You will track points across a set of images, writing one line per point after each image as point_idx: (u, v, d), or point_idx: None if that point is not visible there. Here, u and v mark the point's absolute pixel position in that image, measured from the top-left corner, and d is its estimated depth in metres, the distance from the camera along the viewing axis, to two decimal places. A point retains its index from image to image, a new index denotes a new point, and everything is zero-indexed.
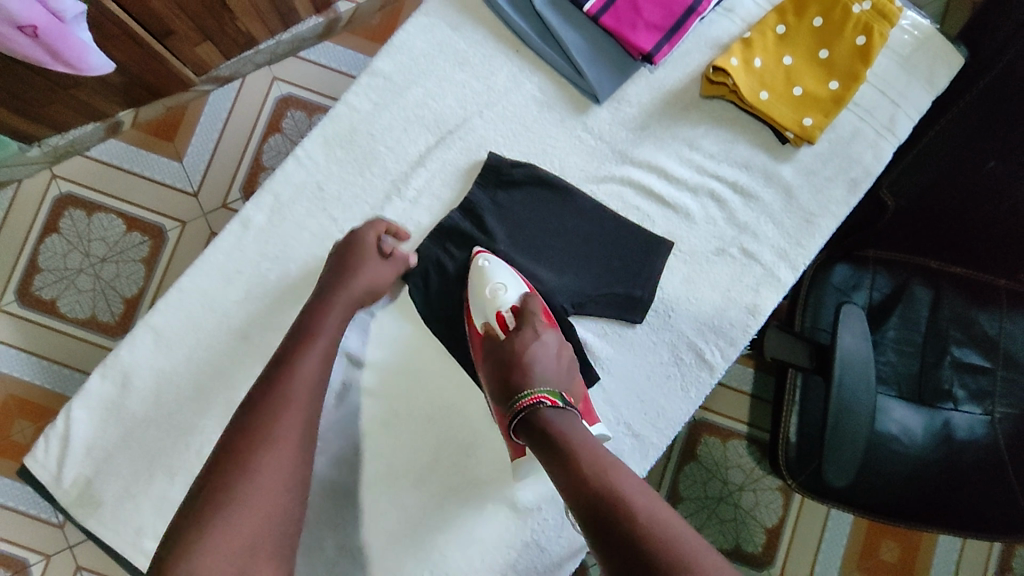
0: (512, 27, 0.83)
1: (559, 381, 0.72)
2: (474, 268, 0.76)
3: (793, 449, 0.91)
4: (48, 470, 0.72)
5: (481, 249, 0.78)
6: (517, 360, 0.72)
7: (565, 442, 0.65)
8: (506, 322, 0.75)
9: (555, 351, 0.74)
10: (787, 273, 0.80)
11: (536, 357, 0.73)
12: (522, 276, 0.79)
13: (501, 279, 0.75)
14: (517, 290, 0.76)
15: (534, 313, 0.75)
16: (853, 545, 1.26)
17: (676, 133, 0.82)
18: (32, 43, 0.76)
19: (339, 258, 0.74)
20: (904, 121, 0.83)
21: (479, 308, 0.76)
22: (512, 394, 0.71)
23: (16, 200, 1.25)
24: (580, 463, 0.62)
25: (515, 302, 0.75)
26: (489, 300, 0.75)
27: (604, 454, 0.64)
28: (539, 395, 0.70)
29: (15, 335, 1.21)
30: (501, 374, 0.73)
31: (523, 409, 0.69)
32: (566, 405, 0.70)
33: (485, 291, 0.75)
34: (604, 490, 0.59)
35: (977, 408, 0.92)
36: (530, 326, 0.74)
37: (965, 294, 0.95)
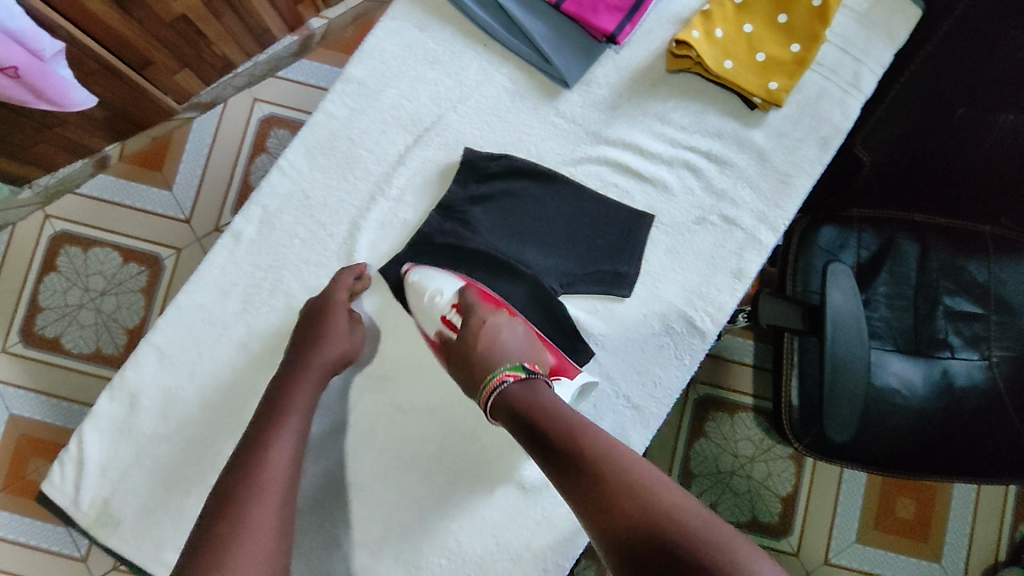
0: (478, 23, 0.85)
1: (521, 355, 0.74)
2: (408, 286, 0.78)
3: (796, 412, 0.92)
4: (66, 495, 0.74)
5: (409, 266, 0.80)
6: (473, 348, 0.74)
7: (534, 414, 0.68)
8: (454, 321, 0.77)
9: (507, 328, 0.76)
10: (768, 235, 0.81)
11: (490, 338, 0.75)
12: (455, 274, 0.80)
13: (435, 284, 0.78)
14: (452, 289, 0.78)
15: (473, 303, 0.77)
16: (869, 505, 1.27)
17: (647, 110, 0.84)
18: (14, 83, 0.78)
19: (310, 320, 0.75)
20: (869, 77, 0.85)
21: (427, 319, 0.78)
22: (479, 381, 0.73)
23: (12, 242, 1.27)
24: (551, 431, 0.66)
25: (453, 299, 0.78)
26: (429, 309, 0.77)
27: (570, 420, 0.67)
28: (501, 375, 0.72)
29: (22, 375, 1.23)
30: (465, 364, 0.74)
31: (493, 391, 0.71)
32: (530, 376, 0.72)
33: (423, 300, 0.78)
34: (580, 457, 0.63)
35: (973, 354, 0.94)
36: (474, 314, 0.76)
37: (951, 244, 0.96)
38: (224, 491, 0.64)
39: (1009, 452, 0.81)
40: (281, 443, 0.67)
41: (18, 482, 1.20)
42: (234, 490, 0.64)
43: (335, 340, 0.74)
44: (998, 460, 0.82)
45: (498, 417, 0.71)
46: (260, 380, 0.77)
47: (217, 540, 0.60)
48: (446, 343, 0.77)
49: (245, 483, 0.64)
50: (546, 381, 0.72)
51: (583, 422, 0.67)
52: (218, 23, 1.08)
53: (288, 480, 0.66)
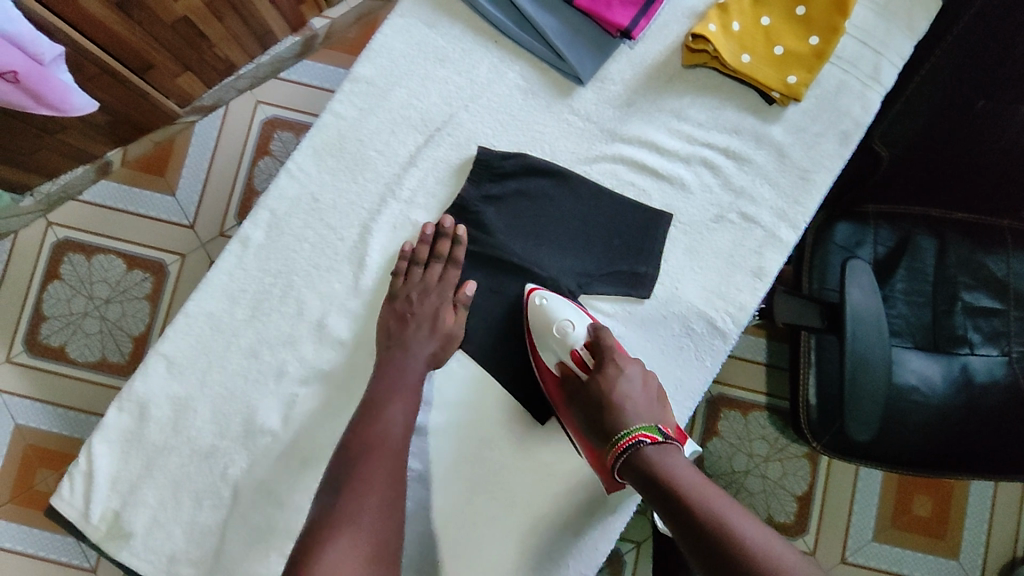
0: (488, 20, 0.83)
1: (653, 416, 0.71)
2: (532, 308, 0.76)
3: (814, 412, 0.90)
4: (75, 508, 0.72)
5: (535, 286, 0.77)
6: (605, 398, 0.72)
7: (675, 486, 0.65)
8: (584, 360, 0.75)
9: (642, 383, 0.73)
10: (788, 233, 0.80)
11: (623, 392, 0.72)
12: (579, 305, 0.78)
13: (566, 314, 0.75)
14: (582, 324, 0.76)
15: (609, 345, 0.75)
16: (886, 503, 1.25)
17: (662, 106, 0.82)
18: (14, 88, 0.76)
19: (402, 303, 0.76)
20: (889, 69, 0.83)
21: (548, 349, 0.76)
22: (608, 435, 0.71)
23: (14, 250, 1.25)
24: (694, 508, 0.63)
25: (584, 337, 0.76)
26: (558, 340, 0.75)
27: (715, 500, 0.64)
28: (636, 434, 0.69)
29: (28, 385, 1.22)
30: (592, 414, 0.73)
31: (624, 450, 0.69)
32: (664, 440, 0.69)
33: (552, 330, 0.75)
34: (729, 541, 0.60)
35: (994, 350, 0.92)
36: (611, 362, 0.74)
37: (970, 239, 0.94)
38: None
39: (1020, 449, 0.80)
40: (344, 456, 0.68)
41: (26, 493, 1.19)
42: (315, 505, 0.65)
43: (442, 325, 0.76)
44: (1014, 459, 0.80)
45: (629, 481, 0.68)
46: (271, 389, 0.75)
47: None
48: (570, 379, 0.76)
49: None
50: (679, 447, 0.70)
51: (729, 505, 0.64)
52: (220, 24, 1.06)
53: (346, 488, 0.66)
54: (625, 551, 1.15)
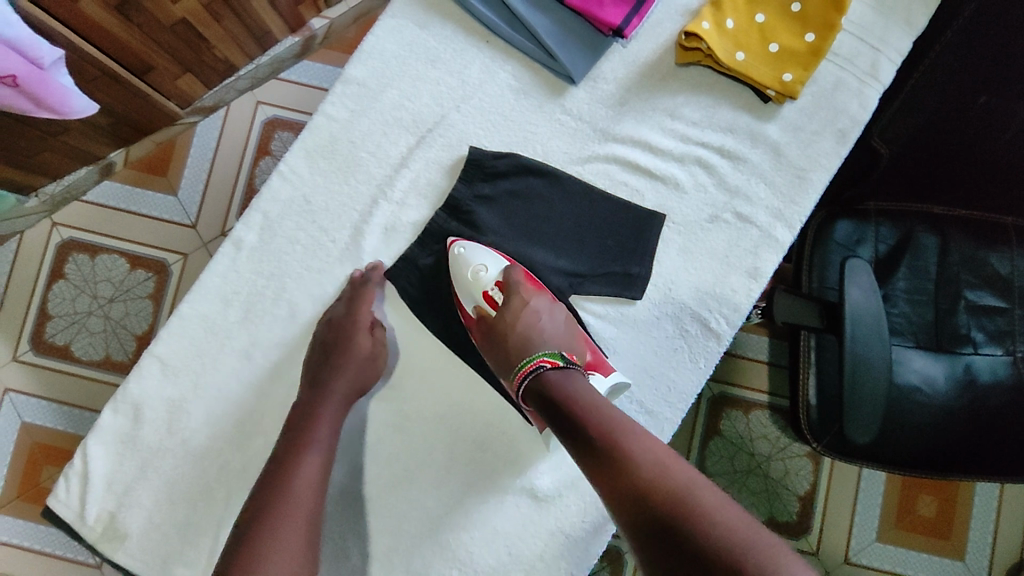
0: (480, 20, 0.82)
1: (559, 343, 0.73)
2: (450, 258, 0.77)
3: (814, 412, 0.89)
4: (72, 509, 0.73)
5: (457, 237, 0.78)
6: (513, 329, 0.73)
7: (570, 402, 0.66)
8: (495, 299, 0.75)
9: (548, 313, 0.74)
10: (784, 232, 0.79)
11: (529, 323, 0.73)
12: (500, 251, 0.79)
13: (480, 259, 0.76)
14: (497, 266, 0.76)
15: (518, 282, 0.76)
16: (890, 504, 1.24)
17: (656, 105, 0.82)
18: (14, 93, 0.76)
19: (327, 346, 0.75)
20: (887, 66, 0.82)
21: (466, 293, 0.76)
22: (515, 364, 0.72)
23: (19, 251, 1.26)
24: (587, 420, 0.64)
25: (498, 276, 0.76)
26: (472, 283, 0.75)
27: (608, 411, 0.65)
28: (538, 360, 0.70)
29: (33, 384, 1.23)
30: (500, 347, 0.73)
31: (526, 376, 0.70)
32: (566, 364, 0.70)
33: (465, 274, 0.76)
34: (616, 449, 0.62)
35: (998, 350, 0.91)
36: (519, 295, 0.75)
37: (973, 237, 0.92)
38: (257, 506, 0.65)
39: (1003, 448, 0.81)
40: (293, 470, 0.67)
41: (31, 490, 1.20)
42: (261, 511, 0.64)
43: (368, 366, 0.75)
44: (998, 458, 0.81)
45: (531, 403, 0.69)
46: (265, 390, 0.76)
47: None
48: (483, 320, 0.76)
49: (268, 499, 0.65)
50: (582, 370, 0.70)
51: (620, 416, 0.65)
52: (219, 26, 1.06)
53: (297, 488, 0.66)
54: (626, 550, 1.14)
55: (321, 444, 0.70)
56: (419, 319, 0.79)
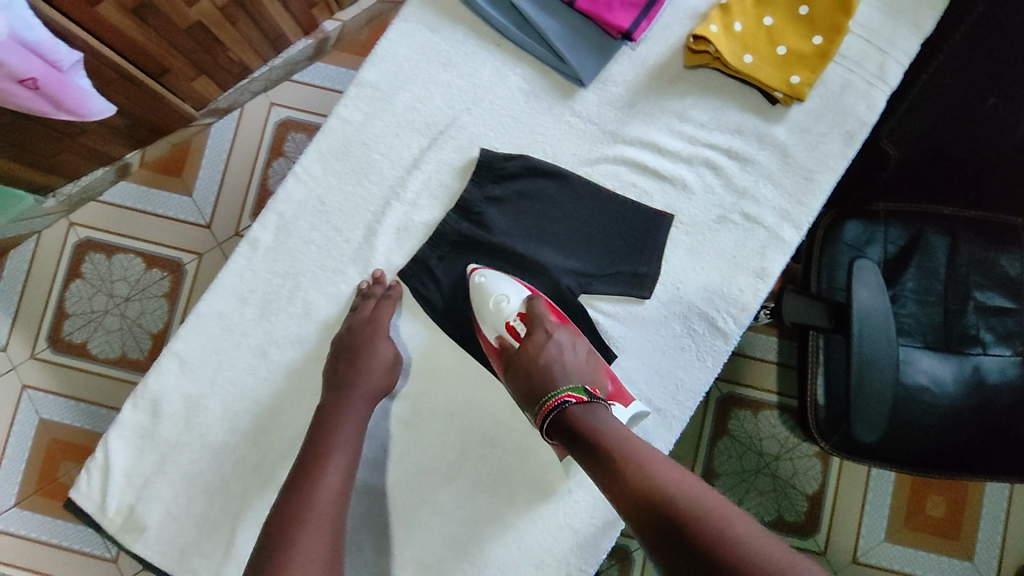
0: (491, 23, 0.84)
1: (581, 377, 0.73)
2: (472, 285, 0.77)
3: (822, 411, 0.89)
4: (93, 501, 0.75)
5: (476, 265, 0.79)
6: (536, 362, 0.73)
7: (595, 434, 0.66)
8: (518, 331, 0.76)
9: (570, 347, 0.75)
10: (792, 233, 0.80)
11: (552, 356, 0.73)
12: (521, 280, 0.79)
13: (502, 289, 0.77)
14: (520, 296, 0.77)
15: (541, 313, 0.76)
16: (899, 504, 1.24)
17: (665, 107, 0.83)
18: (34, 95, 0.79)
19: (347, 353, 0.75)
20: (894, 68, 0.83)
21: (488, 323, 0.77)
22: (540, 397, 0.72)
23: (38, 250, 1.29)
24: (614, 452, 0.64)
25: (521, 307, 0.76)
26: (494, 313, 0.76)
27: (634, 444, 0.65)
28: (563, 396, 0.70)
29: (51, 381, 1.25)
30: (521, 379, 0.73)
31: (551, 410, 0.70)
32: (590, 399, 0.70)
33: (489, 305, 0.76)
34: (645, 480, 0.61)
35: (1006, 350, 0.91)
36: (542, 327, 0.75)
37: (982, 238, 0.92)
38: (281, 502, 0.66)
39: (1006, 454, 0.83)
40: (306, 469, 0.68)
41: (49, 485, 1.23)
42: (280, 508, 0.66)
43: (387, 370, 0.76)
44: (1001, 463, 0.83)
45: (557, 438, 0.69)
46: (281, 387, 0.78)
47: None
48: (506, 351, 0.76)
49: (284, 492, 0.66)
50: (605, 406, 0.70)
51: (648, 448, 0.65)
52: (233, 28, 1.08)
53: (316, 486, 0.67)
54: (634, 548, 1.15)
55: (346, 445, 0.71)
56: (431, 318, 0.80)
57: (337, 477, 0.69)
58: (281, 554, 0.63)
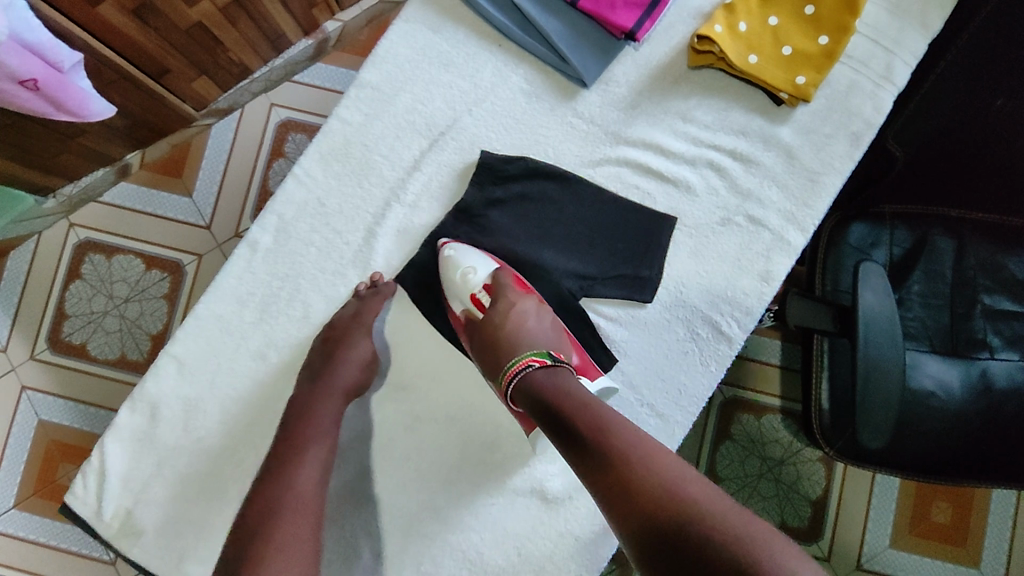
0: (493, 23, 0.83)
1: (546, 343, 0.72)
2: (441, 259, 0.77)
3: (827, 416, 0.88)
4: (89, 506, 0.74)
5: (446, 240, 0.78)
6: (498, 331, 0.72)
7: (557, 402, 0.65)
8: (483, 302, 0.75)
9: (534, 316, 0.74)
10: (797, 236, 0.79)
11: (516, 322, 0.73)
12: (491, 255, 0.79)
13: (469, 261, 0.76)
14: (486, 268, 0.76)
15: (505, 285, 0.76)
16: (904, 509, 1.23)
17: (668, 107, 0.82)
18: (34, 96, 0.78)
19: (326, 346, 0.75)
20: (902, 69, 0.82)
21: (456, 296, 0.77)
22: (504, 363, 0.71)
23: (38, 251, 1.28)
24: (575, 419, 0.63)
25: (486, 279, 0.76)
26: (461, 285, 0.76)
27: (594, 409, 0.64)
28: (526, 360, 0.69)
29: (51, 382, 1.25)
30: (485, 347, 0.73)
31: (514, 377, 0.69)
32: (554, 363, 0.69)
33: (455, 276, 0.76)
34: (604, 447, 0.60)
35: (1015, 355, 0.90)
36: (505, 297, 0.74)
37: (991, 240, 0.91)
38: (266, 500, 0.65)
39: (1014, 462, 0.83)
40: (295, 471, 0.68)
41: (48, 487, 1.22)
42: (267, 505, 0.65)
43: (364, 363, 0.75)
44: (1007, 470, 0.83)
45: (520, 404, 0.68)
46: (279, 391, 0.77)
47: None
48: (472, 322, 0.76)
49: (280, 497, 0.65)
50: (570, 368, 0.70)
51: (609, 412, 0.64)
52: (234, 28, 1.07)
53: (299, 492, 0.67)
54: None
55: (320, 442, 0.71)
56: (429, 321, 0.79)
57: (316, 479, 0.68)
58: (257, 550, 0.62)
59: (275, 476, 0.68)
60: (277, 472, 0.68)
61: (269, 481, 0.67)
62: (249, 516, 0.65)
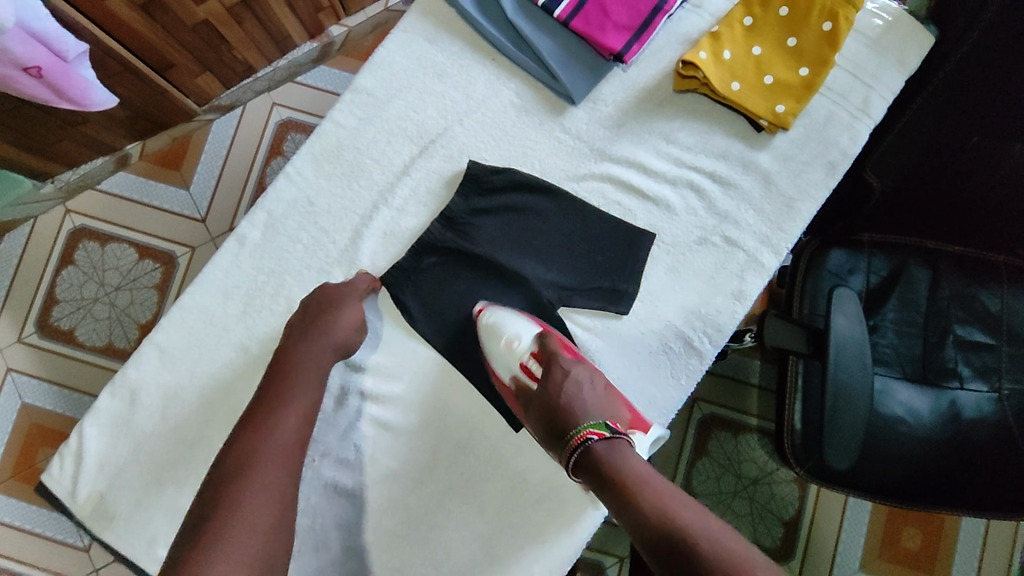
0: (487, 38, 0.86)
1: (603, 413, 0.73)
2: (482, 326, 0.79)
3: (798, 436, 0.90)
4: (65, 486, 0.75)
5: (482, 305, 0.80)
6: (555, 401, 0.74)
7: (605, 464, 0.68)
8: (533, 370, 0.78)
9: (588, 382, 0.75)
10: (770, 258, 0.81)
11: (571, 394, 0.74)
12: (533, 318, 0.81)
13: (513, 329, 0.78)
14: (530, 334, 0.78)
15: (553, 352, 0.77)
16: (874, 534, 1.25)
17: (652, 128, 0.85)
18: (37, 83, 0.80)
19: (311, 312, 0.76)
20: (879, 103, 0.84)
21: (502, 364, 0.79)
22: (562, 434, 0.72)
23: (33, 235, 1.30)
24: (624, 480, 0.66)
25: (532, 346, 0.78)
26: (508, 354, 0.78)
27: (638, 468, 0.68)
28: (585, 432, 0.71)
29: (37, 366, 1.26)
30: (546, 419, 0.74)
31: (576, 448, 0.70)
32: (612, 435, 0.70)
33: (500, 345, 0.78)
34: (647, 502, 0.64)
35: (983, 386, 0.92)
36: (558, 365, 0.76)
37: (962, 272, 0.94)
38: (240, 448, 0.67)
39: (996, 491, 0.82)
40: (273, 431, 0.69)
41: (26, 470, 1.23)
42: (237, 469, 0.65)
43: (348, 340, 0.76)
44: (983, 497, 0.82)
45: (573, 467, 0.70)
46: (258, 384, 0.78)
47: (201, 533, 0.61)
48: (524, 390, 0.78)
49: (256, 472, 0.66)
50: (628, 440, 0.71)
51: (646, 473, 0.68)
52: (239, 28, 1.10)
53: (277, 458, 0.67)
54: (608, 565, 1.17)
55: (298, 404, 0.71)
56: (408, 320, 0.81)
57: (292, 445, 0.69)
58: (226, 514, 0.62)
59: (250, 439, 0.68)
60: (250, 435, 0.68)
61: (246, 441, 0.68)
62: (224, 463, 0.67)
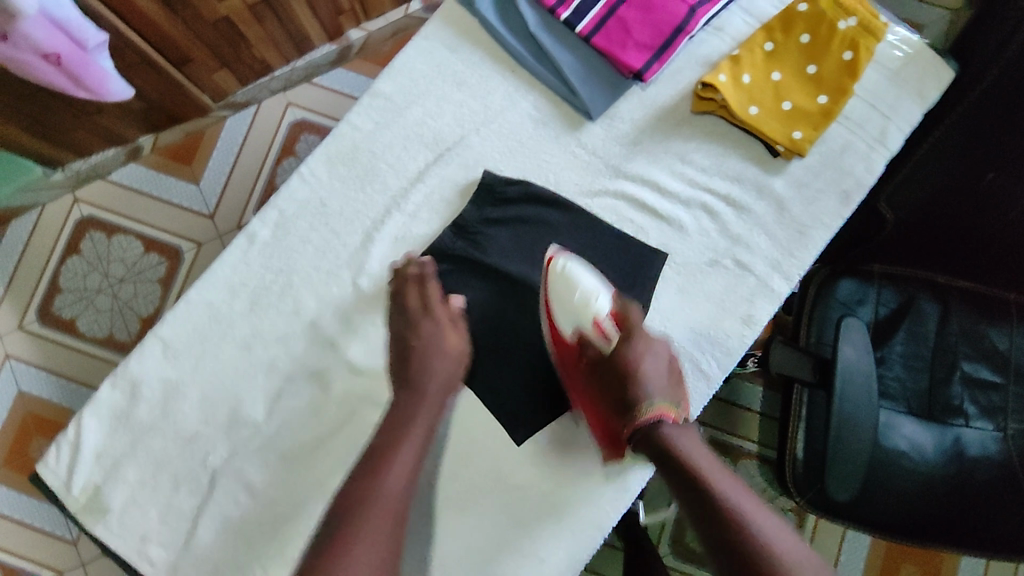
0: (507, 49, 0.86)
1: (670, 394, 0.74)
2: (554, 271, 0.78)
3: (800, 466, 0.89)
4: (59, 477, 0.75)
5: (555, 251, 0.80)
6: (628, 370, 0.74)
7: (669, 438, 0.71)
8: (604, 329, 0.78)
9: (663, 360, 0.75)
10: (780, 283, 0.81)
11: (645, 369, 0.74)
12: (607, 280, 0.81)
13: (590, 285, 0.78)
14: (608, 296, 0.78)
15: (632, 322, 0.76)
16: (871, 569, 1.23)
17: (668, 148, 0.84)
18: (55, 70, 0.80)
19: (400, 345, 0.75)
20: (896, 134, 0.84)
21: (569, 316, 0.78)
22: (628, 403, 0.74)
23: (40, 222, 1.30)
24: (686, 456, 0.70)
25: (610, 307, 0.78)
26: (581, 308, 0.77)
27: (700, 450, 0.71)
28: (657, 411, 0.72)
29: (36, 354, 1.25)
30: (612, 384, 0.75)
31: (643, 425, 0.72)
32: (681, 419, 0.73)
33: (575, 297, 0.77)
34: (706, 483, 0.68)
35: (989, 425, 0.91)
36: (637, 336, 0.76)
37: (972, 308, 0.93)
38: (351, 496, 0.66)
39: (989, 529, 0.83)
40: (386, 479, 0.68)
41: (19, 459, 1.22)
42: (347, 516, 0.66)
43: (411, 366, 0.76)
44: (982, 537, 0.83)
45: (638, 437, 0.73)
46: (260, 383, 0.77)
47: None
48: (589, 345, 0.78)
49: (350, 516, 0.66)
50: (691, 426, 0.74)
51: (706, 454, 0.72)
52: (259, 27, 1.10)
53: (390, 508, 0.67)
54: None
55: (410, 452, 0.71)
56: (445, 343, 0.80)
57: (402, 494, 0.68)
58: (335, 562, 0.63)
59: (361, 486, 0.67)
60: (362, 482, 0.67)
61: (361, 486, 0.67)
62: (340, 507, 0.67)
